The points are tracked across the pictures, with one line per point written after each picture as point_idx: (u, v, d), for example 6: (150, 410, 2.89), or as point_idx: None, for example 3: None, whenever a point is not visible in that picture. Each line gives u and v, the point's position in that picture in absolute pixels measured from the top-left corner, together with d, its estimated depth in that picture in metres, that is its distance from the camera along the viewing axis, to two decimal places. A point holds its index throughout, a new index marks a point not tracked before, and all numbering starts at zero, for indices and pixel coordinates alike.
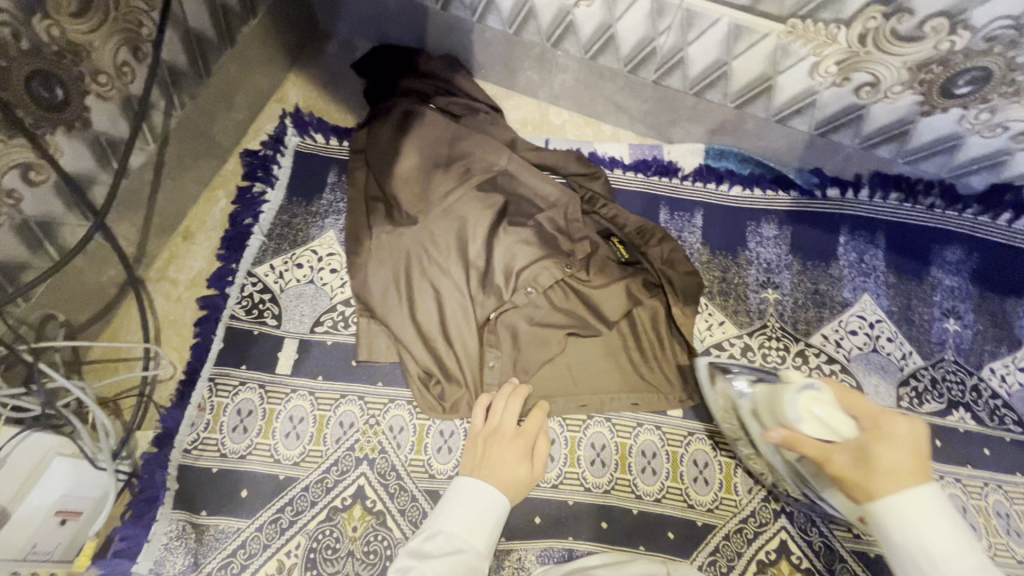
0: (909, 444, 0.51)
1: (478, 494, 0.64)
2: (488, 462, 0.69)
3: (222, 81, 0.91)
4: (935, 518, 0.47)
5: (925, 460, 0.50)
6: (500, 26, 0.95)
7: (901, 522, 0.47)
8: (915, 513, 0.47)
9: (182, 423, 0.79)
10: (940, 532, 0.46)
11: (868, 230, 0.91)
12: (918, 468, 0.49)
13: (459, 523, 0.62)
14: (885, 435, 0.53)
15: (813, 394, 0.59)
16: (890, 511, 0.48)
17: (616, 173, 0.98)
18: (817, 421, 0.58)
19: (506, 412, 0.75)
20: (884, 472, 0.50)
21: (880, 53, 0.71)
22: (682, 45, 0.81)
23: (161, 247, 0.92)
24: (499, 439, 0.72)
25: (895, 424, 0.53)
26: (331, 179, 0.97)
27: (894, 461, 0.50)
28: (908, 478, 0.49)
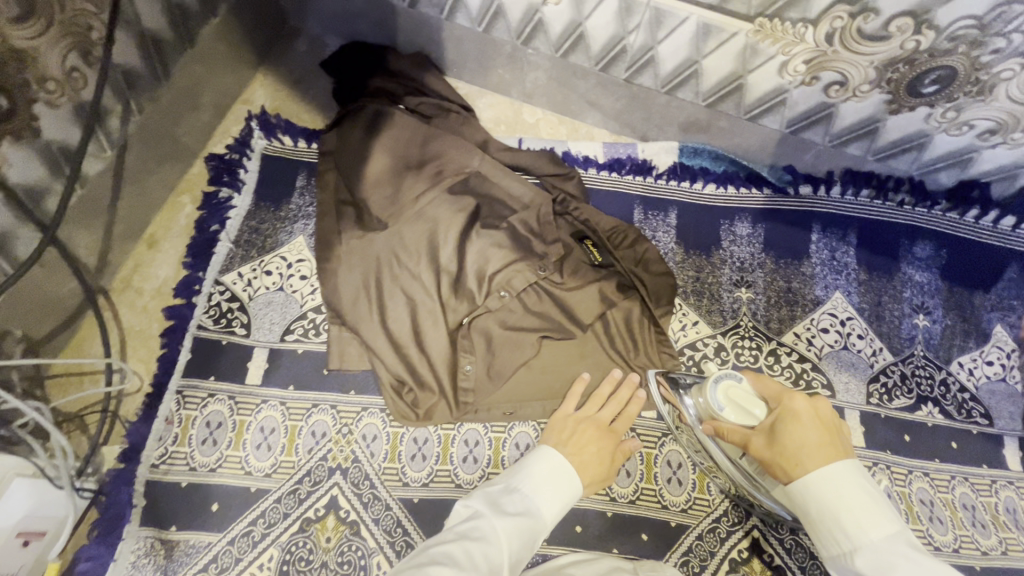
0: (812, 418, 0.58)
1: (559, 471, 0.67)
2: (577, 445, 0.72)
3: (183, 83, 0.89)
4: (843, 483, 0.52)
5: (827, 430, 0.57)
6: (469, 24, 0.93)
7: (823, 499, 0.53)
8: (831, 485, 0.53)
9: (150, 437, 0.77)
10: (854, 497, 0.51)
11: (840, 227, 0.91)
12: (825, 440, 0.56)
13: (537, 494, 0.64)
14: (793, 417, 0.59)
15: (729, 384, 0.65)
16: (811, 489, 0.53)
17: (590, 173, 0.97)
18: (739, 411, 0.63)
19: (606, 407, 0.78)
20: (799, 451, 0.56)
21: (848, 53, 0.70)
22: (652, 44, 0.80)
23: (124, 256, 0.89)
24: (591, 428, 0.75)
25: (797, 402, 0.60)
26: (300, 183, 0.95)
27: (803, 439, 0.56)
28: (818, 452, 0.55)
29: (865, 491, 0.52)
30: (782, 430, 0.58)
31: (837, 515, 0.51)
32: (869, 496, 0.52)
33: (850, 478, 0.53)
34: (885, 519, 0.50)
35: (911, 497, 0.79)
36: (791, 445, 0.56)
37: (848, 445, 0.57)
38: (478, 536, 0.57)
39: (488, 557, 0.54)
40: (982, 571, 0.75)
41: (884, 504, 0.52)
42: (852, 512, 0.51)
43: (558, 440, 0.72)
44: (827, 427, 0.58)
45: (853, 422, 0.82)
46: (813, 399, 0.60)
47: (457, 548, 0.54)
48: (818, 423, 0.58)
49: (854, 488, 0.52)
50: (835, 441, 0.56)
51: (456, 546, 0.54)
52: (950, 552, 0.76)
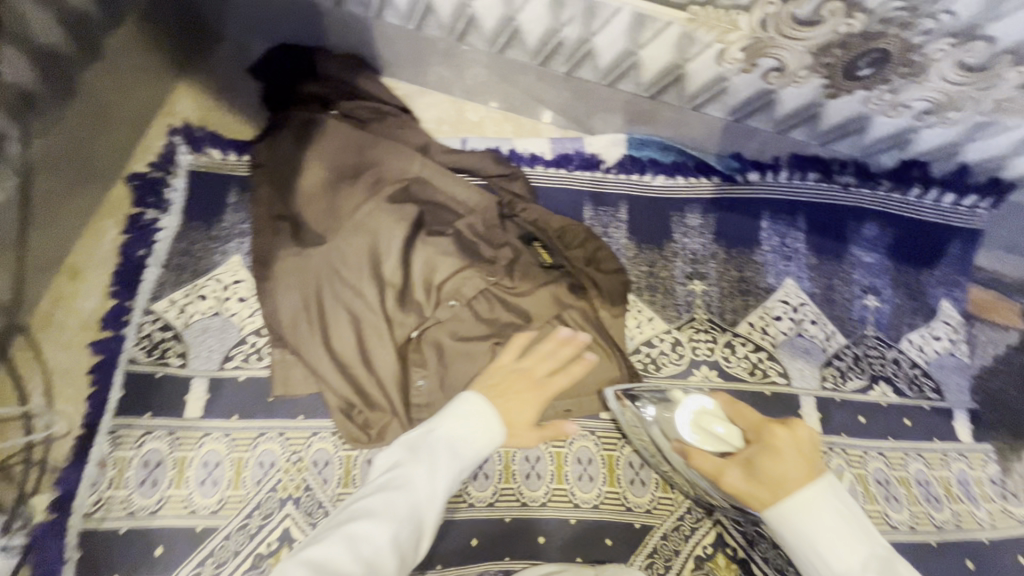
0: (790, 447, 0.57)
1: (481, 412, 0.63)
2: (499, 392, 0.68)
3: (92, 99, 0.82)
4: (825, 515, 0.51)
5: (808, 460, 0.55)
6: (400, 21, 0.88)
7: (800, 527, 0.51)
8: (807, 515, 0.51)
9: (82, 483, 0.73)
10: (834, 529, 0.50)
11: (788, 213, 0.91)
12: (802, 467, 0.54)
13: (460, 436, 0.61)
14: (769, 445, 0.58)
15: (699, 410, 0.67)
16: (788, 518, 0.52)
17: (538, 170, 0.95)
18: (708, 434, 0.65)
19: (540, 360, 0.74)
20: (775, 482, 0.54)
21: (783, 38, 0.69)
22: (588, 36, 0.77)
23: (42, 289, 0.83)
24: (521, 380, 0.71)
25: (775, 431, 0.59)
26: (232, 199, 0.90)
27: (781, 468, 0.55)
28: (793, 481, 0.53)
29: (844, 516, 0.51)
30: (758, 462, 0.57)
31: (813, 543, 0.51)
32: (849, 522, 0.51)
33: (830, 506, 0.51)
34: (860, 543, 0.50)
35: (868, 478, 0.80)
36: (767, 474, 0.55)
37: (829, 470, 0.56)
38: (398, 484, 0.54)
39: (409, 504, 0.53)
40: (937, 546, 0.77)
41: (863, 529, 0.51)
42: (829, 540, 0.50)
43: (484, 385, 0.69)
44: (805, 453, 0.56)
45: (809, 408, 0.83)
46: (792, 426, 0.59)
47: (377, 502, 0.53)
48: (795, 451, 0.57)
49: (833, 513, 0.51)
50: (814, 467, 0.55)
51: (376, 501, 0.53)
52: (906, 530, 0.77)
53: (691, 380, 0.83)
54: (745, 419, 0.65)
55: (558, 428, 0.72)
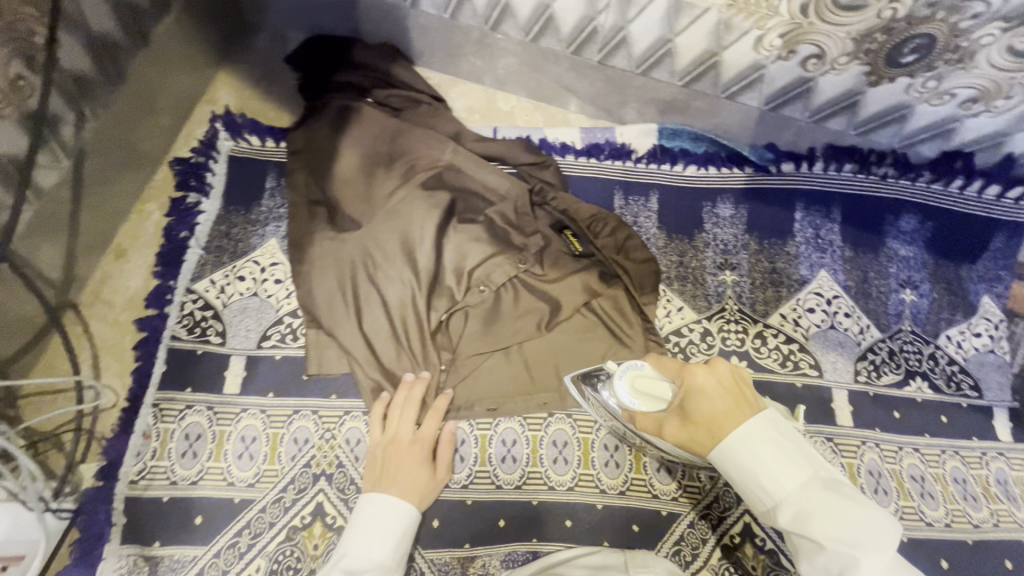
0: (714, 384, 0.55)
1: (383, 508, 0.69)
2: (385, 477, 0.72)
3: (139, 86, 0.85)
4: (762, 444, 0.50)
5: (734, 393, 0.54)
6: (435, 11, 0.89)
7: (741, 461, 0.50)
8: (749, 448, 0.50)
9: (127, 453, 0.76)
10: (771, 458, 0.49)
11: (823, 205, 0.90)
12: (731, 403, 0.53)
13: (364, 544, 0.66)
14: (694, 389, 0.56)
15: (634, 373, 0.65)
16: (728, 454, 0.51)
17: (568, 159, 0.95)
18: (646, 396, 0.64)
19: (401, 418, 0.76)
20: (710, 423, 0.53)
21: (824, 24, 0.68)
22: (623, 23, 0.77)
23: (91, 268, 0.86)
24: (396, 450, 0.75)
25: (695, 372, 0.57)
26: (270, 184, 0.92)
27: (711, 407, 0.54)
28: (727, 419, 0.52)
29: (783, 442, 0.50)
30: (690, 408, 0.56)
31: (754, 474, 0.49)
32: (786, 445, 0.50)
33: (765, 433, 0.50)
34: (801, 468, 0.49)
35: (902, 474, 0.79)
36: (702, 418, 0.54)
37: (757, 399, 0.55)
38: None
39: None
40: (974, 545, 0.75)
41: (801, 451, 0.49)
42: (769, 465, 0.49)
43: (371, 480, 0.73)
44: (729, 387, 0.55)
45: (841, 403, 0.82)
46: (711, 364, 0.58)
47: None
48: (720, 388, 0.55)
49: (770, 441, 0.50)
50: (741, 400, 0.53)
51: None
52: (942, 527, 0.76)
53: None
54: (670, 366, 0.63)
55: (448, 437, 0.78)
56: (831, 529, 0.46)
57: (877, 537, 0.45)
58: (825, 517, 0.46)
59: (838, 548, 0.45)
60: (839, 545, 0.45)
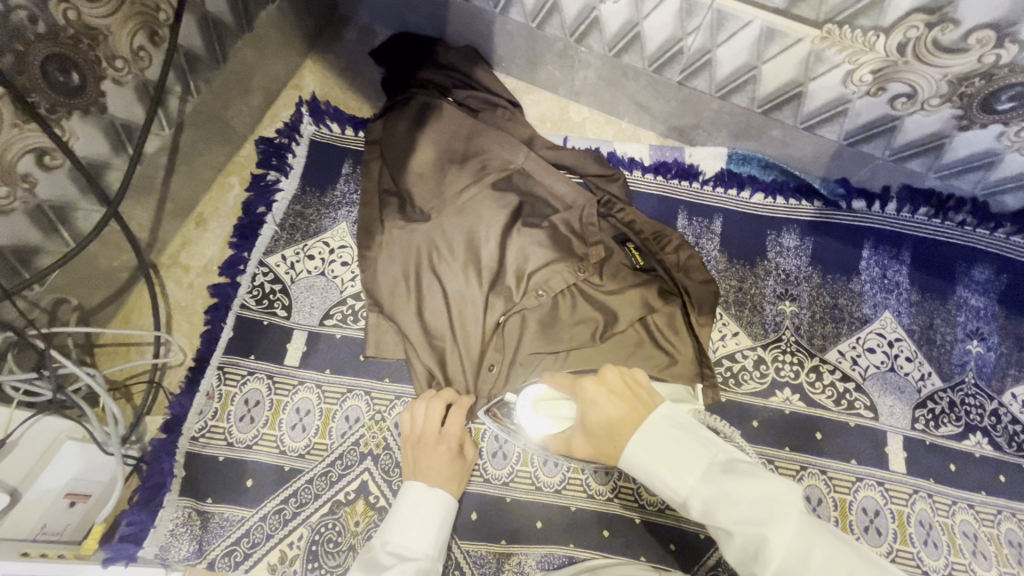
0: (604, 394, 0.55)
1: (422, 501, 0.71)
2: (418, 469, 0.74)
3: (238, 66, 0.90)
4: (659, 440, 0.50)
5: (622, 395, 0.54)
6: (523, 19, 0.91)
7: (644, 467, 0.50)
8: (649, 449, 0.50)
9: (191, 410, 0.80)
10: (670, 453, 0.49)
11: (893, 245, 0.89)
12: (624, 406, 0.53)
13: (407, 535, 0.68)
14: (587, 402, 0.55)
15: (538, 398, 0.66)
16: (633, 463, 0.50)
17: (635, 175, 0.96)
18: (551, 415, 0.64)
19: (428, 413, 0.77)
20: (609, 434, 0.52)
21: (920, 64, 0.68)
22: (710, 46, 0.78)
23: (174, 233, 0.92)
24: (425, 443, 0.76)
25: (585, 384, 0.56)
26: (346, 170, 0.96)
27: (605, 415, 0.53)
28: (624, 426, 0.52)
29: (677, 432, 0.51)
30: (586, 422, 0.55)
31: (659, 476, 0.49)
32: (682, 438, 0.50)
33: (661, 431, 0.51)
34: (700, 456, 0.49)
35: (954, 529, 0.77)
36: (598, 429, 0.53)
37: (650, 394, 0.55)
38: None
39: None
40: None
41: (697, 439, 0.50)
42: (668, 464, 0.49)
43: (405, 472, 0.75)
44: (621, 392, 0.55)
45: (895, 448, 0.80)
46: (600, 374, 0.57)
47: None
48: (611, 395, 0.55)
49: (666, 437, 0.50)
50: (635, 402, 0.53)
51: None
52: None
53: (772, 400, 0.83)
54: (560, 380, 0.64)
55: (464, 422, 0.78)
56: (738, 512, 0.46)
57: (781, 508, 0.46)
58: (729, 501, 0.46)
59: (747, 529, 0.45)
60: (747, 527, 0.45)
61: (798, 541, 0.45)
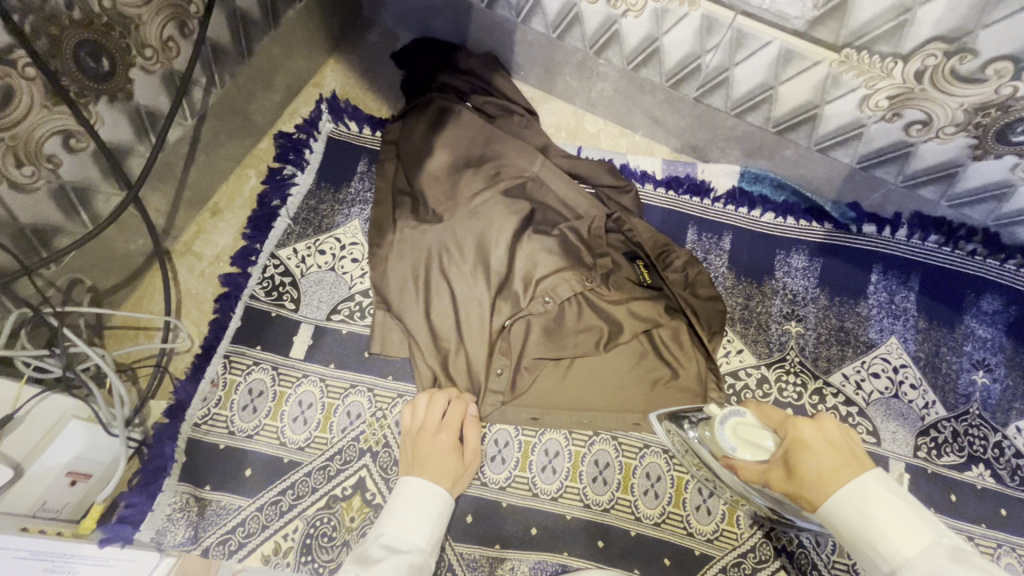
0: (822, 443, 0.58)
1: (419, 493, 0.71)
2: (419, 462, 0.75)
3: (262, 61, 0.92)
4: (877, 501, 0.52)
5: (847, 452, 0.57)
6: (543, 29, 0.92)
7: (858, 523, 0.52)
8: (861, 505, 0.52)
9: (195, 396, 0.81)
10: (890, 518, 0.50)
11: (901, 271, 0.88)
12: (841, 459, 0.56)
13: (401, 526, 0.68)
14: (799, 442, 0.58)
15: (737, 421, 0.64)
16: (843, 513, 0.53)
17: (647, 188, 0.96)
18: (751, 446, 0.63)
19: (430, 406, 0.79)
20: (820, 477, 0.55)
21: (937, 92, 0.69)
22: (729, 65, 0.79)
23: (189, 221, 0.93)
24: (425, 436, 0.77)
25: (802, 427, 0.59)
26: (361, 168, 0.96)
27: (821, 464, 0.56)
28: (839, 474, 0.55)
29: (899, 505, 0.51)
30: (799, 464, 0.57)
31: (873, 535, 0.50)
32: (902, 508, 0.51)
33: (882, 495, 0.52)
34: (924, 532, 0.49)
35: None
36: (811, 472, 0.56)
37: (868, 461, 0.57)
38: None
39: None
40: None
41: (920, 517, 0.50)
42: (887, 528, 0.50)
43: (407, 466, 0.76)
44: (840, 447, 0.57)
45: (896, 475, 0.80)
46: (818, 421, 0.60)
47: None
48: (829, 446, 0.58)
49: (882, 502, 0.51)
50: (851, 458, 0.56)
51: None
52: None
53: None
54: (768, 416, 0.65)
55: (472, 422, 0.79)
56: None
57: None
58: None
59: None
60: None
61: None
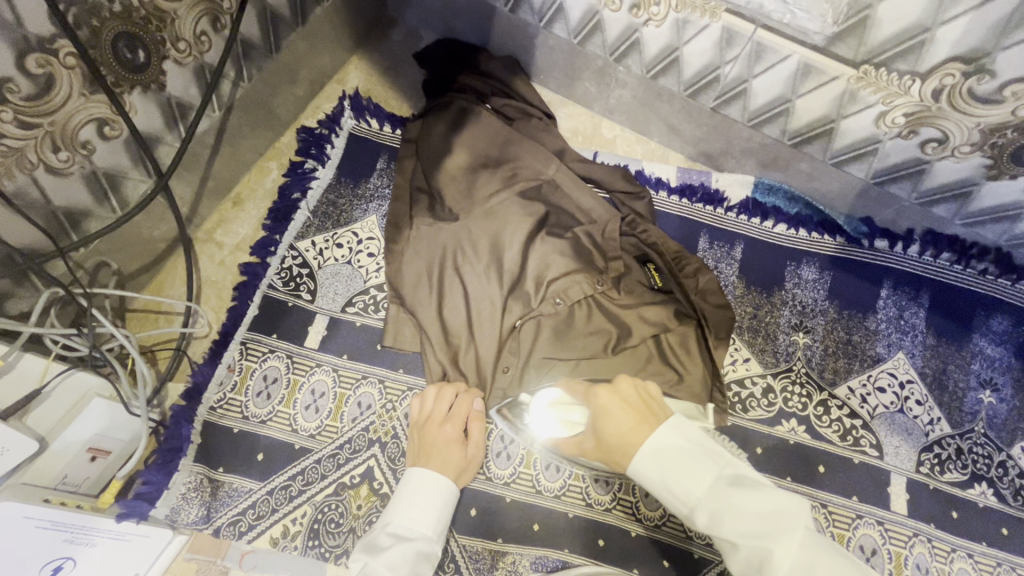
0: (617, 404, 0.58)
1: (425, 485, 0.73)
2: (425, 454, 0.77)
3: (288, 57, 0.94)
4: (666, 453, 0.53)
5: (639, 409, 0.58)
6: (565, 35, 0.94)
7: (656, 480, 0.52)
8: (656, 459, 0.53)
9: (212, 380, 0.83)
10: (677, 466, 0.52)
11: (913, 287, 0.89)
12: (635, 418, 0.56)
13: (409, 515, 0.71)
14: (601, 410, 0.59)
15: (552, 401, 0.70)
16: (642, 475, 0.53)
17: (660, 195, 0.98)
18: (564, 421, 0.68)
19: (438, 398, 0.80)
20: (619, 442, 0.55)
21: (953, 111, 0.69)
22: (747, 77, 0.80)
23: (212, 210, 0.95)
24: (432, 428, 0.78)
25: (601, 394, 0.60)
26: (380, 165, 0.98)
27: (620, 428, 0.56)
28: (635, 434, 0.55)
29: (686, 448, 0.53)
30: (602, 432, 0.58)
31: (669, 488, 0.51)
32: (688, 451, 0.52)
33: (669, 444, 0.53)
34: (710, 468, 0.51)
35: None
36: (611, 438, 0.56)
37: (661, 409, 0.58)
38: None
39: None
40: None
41: (705, 453, 0.52)
42: (680, 477, 0.51)
43: (413, 456, 0.78)
44: (635, 405, 0.59)
45: (898, 488, 0.80)
46: (614, 385, 0.61)
47: None
48: (625, 405, 0.58)
49: (674, 450, 0.53)
50: (645, 414, 0.57)
51: None
52: None
53: (777, 429, 0.83)
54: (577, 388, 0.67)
55: (477, 418, 0.80)
56: (743, 525, 0.48)
57: (786, 520, 0.49)
58: (732, 512, 0.49)
59: (752, 540, 0.48)
60: (753, 539, 0.48)
61: (802, 555, 0.48)
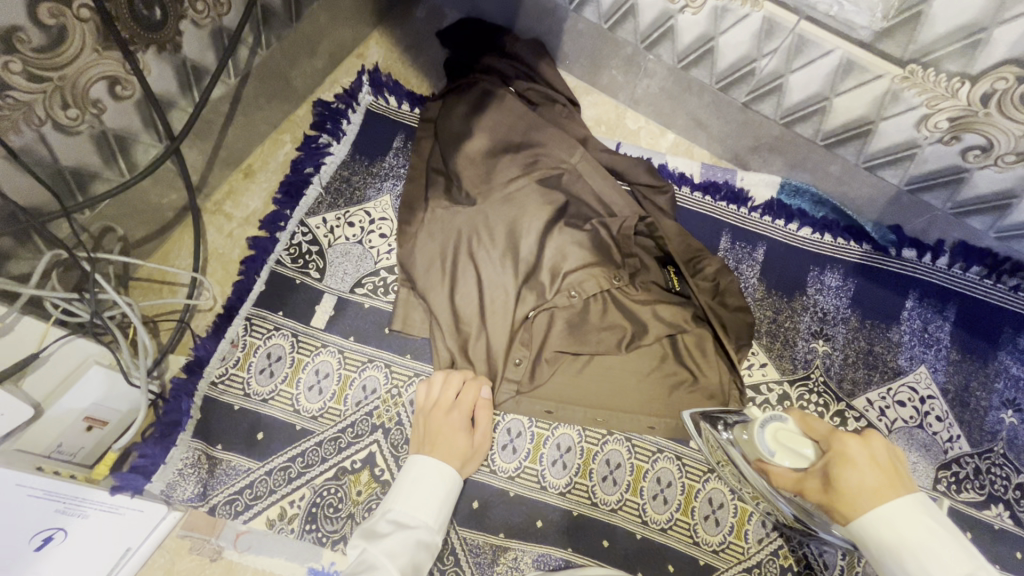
0: (866, 459, 0.56)
1: (429, 473, 0.71)
2: (431, 442, 0.75)
3: (308, 27, 0.91)
4: (911, 523, 0.51)
5: (888, 472, 0.55)
6: (595, 19, 0.90)
7: (889, 542, 0.51)
8: (899, 526, 0.51)
9: (214, 355, 0.81)
10: (923, 542, 0.50)
11: (938, 300, 0.86)
12: (884, 480, 0.54)
13: (411, 501, 0.69)
14: (844, 456, 0.57)
15: (777, 425, 0.61)
16: (874, 534, 0.52)
17: (683, 191, 0.95)
18: (790, 453, 0.60)
19: (446, 385, 0.78)
20: (855, 492, 0.54)
21: (1001, 117, 0.66)
22: (784, 72, 0.77)
23: (221, 180, 0.93)
24: (438, 415, 0.76)
25: (848, 442, 0.58)
26: (397, 144, 0.95)
27: (863, 481, 0.55)
28: (882, 495, 0.53)
29: (940, 532, 0.50)
30: (838, 476, 0.56)
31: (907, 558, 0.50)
32: (941, 534, 0.50)
33: (921, 520, 0.51)
34: (964, 560, 0.49)
35: None
36: (849, 486, 0.55)
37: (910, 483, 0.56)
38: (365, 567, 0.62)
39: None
40: None
41: (959, 545, 0.50)
42: (924, 554, 0.49)
43: (419, 443, 0.76)
44: (885, 466, 0.56)
45: None
46: (864, 438, 0.59)
47: None
48: (873, 463, 0.56)
49: (921, 525, 0.51)
50: (896, 480, 0.54)
51: None
52: None
53: None
54: (813, 428, 0.62)
55: (485, 406, 0.78)
56: None
57: None
58: None
59: None
60: None
61: None
